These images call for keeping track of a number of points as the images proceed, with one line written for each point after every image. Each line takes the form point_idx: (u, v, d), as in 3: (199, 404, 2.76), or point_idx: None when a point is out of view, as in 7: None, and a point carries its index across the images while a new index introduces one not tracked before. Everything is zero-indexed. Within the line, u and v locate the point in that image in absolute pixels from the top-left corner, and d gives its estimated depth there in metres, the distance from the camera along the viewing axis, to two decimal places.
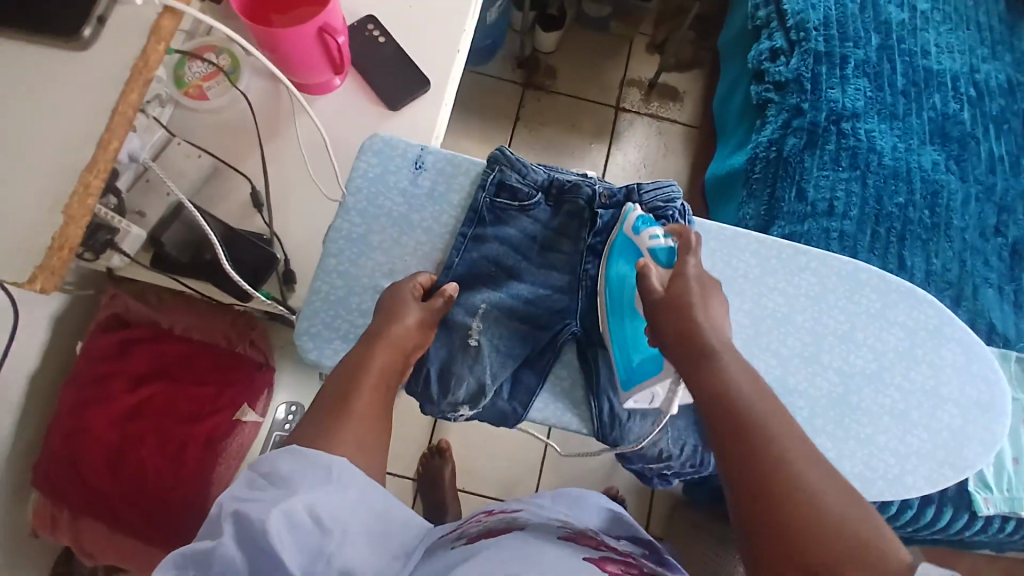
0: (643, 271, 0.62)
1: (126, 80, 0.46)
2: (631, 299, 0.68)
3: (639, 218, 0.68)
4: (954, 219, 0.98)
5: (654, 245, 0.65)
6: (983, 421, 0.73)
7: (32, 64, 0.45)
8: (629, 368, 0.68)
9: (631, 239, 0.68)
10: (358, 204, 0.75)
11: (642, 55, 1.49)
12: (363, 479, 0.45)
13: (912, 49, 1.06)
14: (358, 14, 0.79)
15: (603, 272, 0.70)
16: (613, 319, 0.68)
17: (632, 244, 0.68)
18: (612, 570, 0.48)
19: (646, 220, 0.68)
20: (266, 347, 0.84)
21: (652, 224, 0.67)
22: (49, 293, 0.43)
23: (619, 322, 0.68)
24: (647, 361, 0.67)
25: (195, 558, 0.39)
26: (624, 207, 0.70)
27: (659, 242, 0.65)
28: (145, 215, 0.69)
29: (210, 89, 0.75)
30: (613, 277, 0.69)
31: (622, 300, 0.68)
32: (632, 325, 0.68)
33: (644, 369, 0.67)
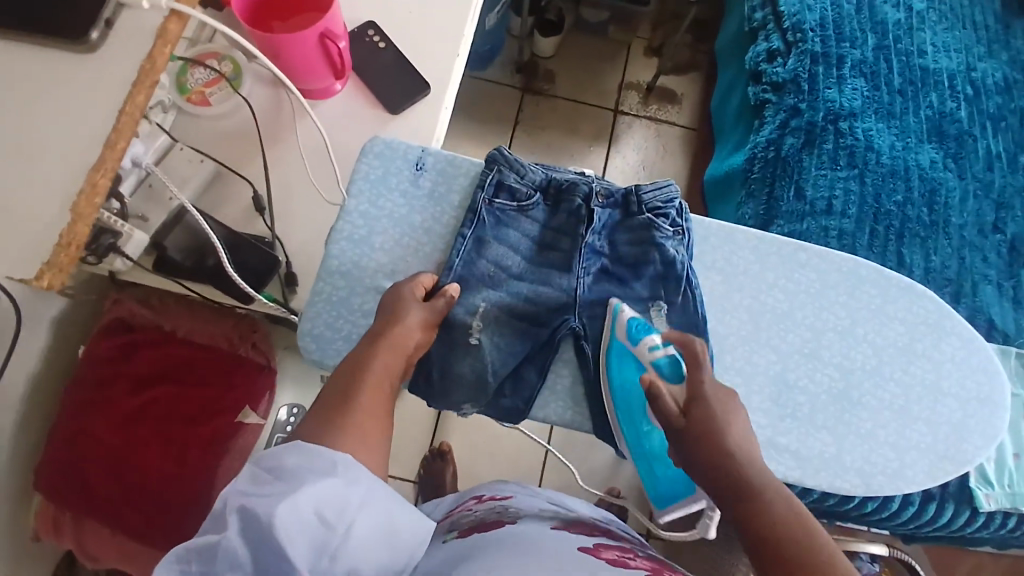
0: (653, 391, 0.62)
1: (134, 82, 0.51)
2: (641, 407, 0.70)
3: (632, 322, 0.69)
4: (952, 218, 0.98)
5: (656, 359, 0.66)
6: (983, 413, 0.73)
7: (52, 69, 0.51)
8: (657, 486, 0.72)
9: (629, 349, 0.68)
10: (360, 206, 0.75)
11: (640, 58, 1.50)
12: (370, 477, 0.45)
13: (908, 49, 1.07)
14: (357, 21, 0.80)
15: (608, 385, 0.69)
16: (629, 432, 0.70)
17: (631, 354, 0.69)
18: (608, 567, 0.50)
19: (642, 326, 0.68)
20: (267, 349, 0.86)
21: (649, 330, 0.68)
22: (53, 286, 0.48)
23: (634, 432, 0.70)
24: (674, 478, 0.71)
25: (200, 551, 0.40)
26: (612, 303, 0.71)
27: (660, 353, 0.67)
28: (148, 219, 0.70)
29: (213, 95, 0.75)
30: (617, 389, 0.69)
31: (635, 409, 0.70)
32: (649, 434, 0.70)
33: (673, 483, 0.71)
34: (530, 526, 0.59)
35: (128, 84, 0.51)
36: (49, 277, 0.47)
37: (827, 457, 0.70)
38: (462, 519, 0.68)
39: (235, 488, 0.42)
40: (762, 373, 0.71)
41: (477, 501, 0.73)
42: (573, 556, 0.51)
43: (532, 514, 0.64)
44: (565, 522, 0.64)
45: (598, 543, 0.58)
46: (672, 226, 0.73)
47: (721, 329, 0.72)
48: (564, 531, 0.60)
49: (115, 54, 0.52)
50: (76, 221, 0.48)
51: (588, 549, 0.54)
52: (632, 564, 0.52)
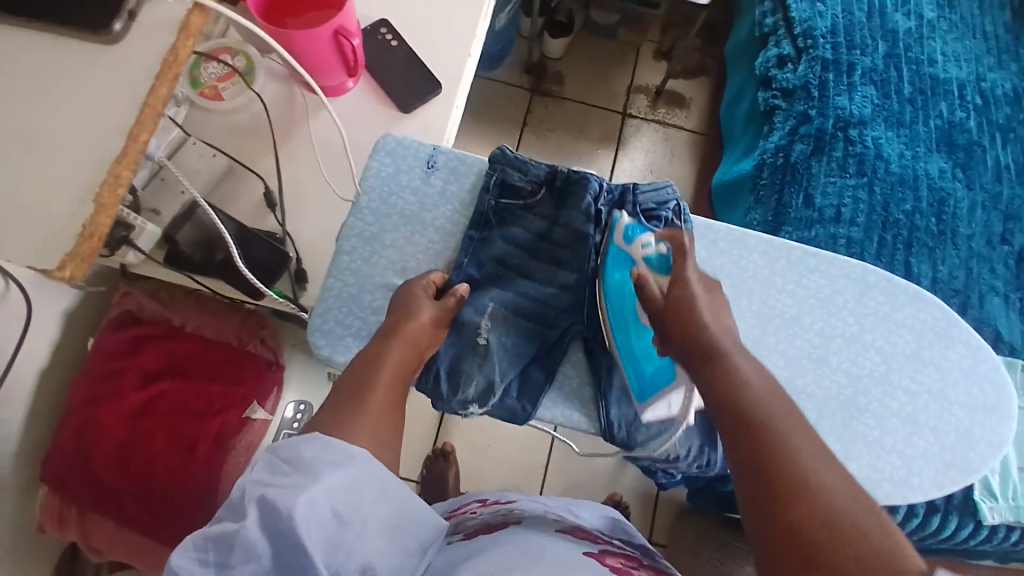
0: (641, 280, 0.65)
1: (158, 75, 0.52)
2: (633, 311, 0.70)
3: (628, 225, 0.70)
4: (960, 228, 0.98)
5: (647, 253, 0.68)
6: (989, 422, 0.73)
7: (79, 63, 0.51)
8: (641, 379, 0.69)
9: (624, 249, 0.70)
10: (372, 203, 0.76)
11: (649, 62, 1.51)
12: (385, 473, 0.46)
13: (919, 57, 1.07)
14: (371, 19, 0.80)
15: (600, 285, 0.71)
16: (618, 330, 0.69)
17: (626, 253, 0.70)
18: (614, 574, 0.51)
19: (636, 228, 0.70)
20: (275, 345, 0.85)
21: (643, 231, 0.70)
22: (74, 278, 0.48)
23: (621, 329, 0.69)
24: (659, 371, 0.69)
25: (218, 540, 0.40)
26: (612, 214, 0.72)
27: (652, 249, 0.68)
28: (159, 212, 0.71)
29: (226, 89, 0.76)
30: (611, 288, 0.71)
31: (625, 309, 0.70)
32: (638, 334, 0.70)
33: (656, 379, 0.68)
34: (535, 530, 0.59)
35: (150, 78, 0.52)
36: (71, 270, 0.48)
37: None
38: (467, 521, 0.68)
39: (252, 477, 0.42)
40: None
41: (480, 503, 0.73)
42: (578, 560, 0.51)
43: (535, 515, 0.65)
44: (569, 526, 0.64)
45: (603, 550, 0.58)
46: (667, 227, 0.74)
47: None
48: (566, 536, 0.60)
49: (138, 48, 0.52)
50: (98, 213, 0.48)
51: (593, 555, 0.54)
52: None
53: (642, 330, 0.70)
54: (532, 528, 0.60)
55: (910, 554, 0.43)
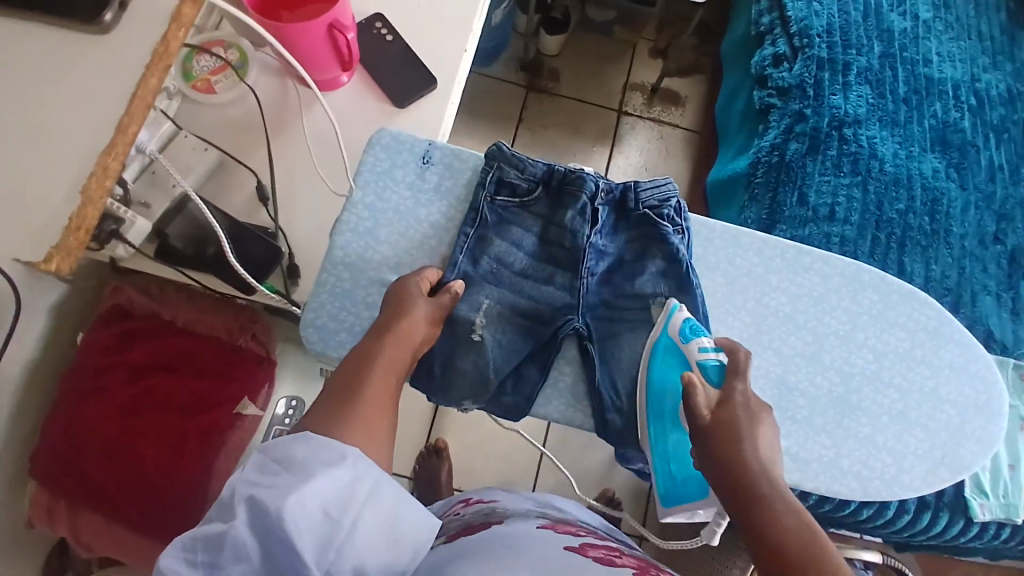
0: (688, 388, 0.61)
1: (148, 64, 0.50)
2: (674, 411, 0.67)
3: (685, 324, 0.67)
4: (953, 227, 0.99)
5: (704, 360, 0.65)
6: (981, 420, 0.73)
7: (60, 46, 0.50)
8: (671, 484, 0.68)
9: (677, 346, 0.67)
10: (367, 198, 0.75)
11: (645, 60, 1.50)
12: (378, 472, 0.45)
13: (914, 57, 1.07)
14: (366, 14, 0.79)
15: (645, 375, 0.69)
16: (654, 425, 0.68)
17: (679, 351, 0.67)
18: (594, 563, 0.50)
19: (693, 328, 0.67)
20: (267, 340, 0.85)
21: (700, 333, 0.67)
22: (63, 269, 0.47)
23: (659, 428, 0.68)
24: (689, 481, 0.67)
25: (207, 540, 0.40)
26: (669, 302, 0.69)
27: (709, 356, 0.65)
28: (151, 207, 0.69)
29: (218, 83, 0.75)
30: (654, 386, 0.68)
31: (666, 409, 0.68)
32: (674, 436, 0.67)
33: (687, 488, 0.67)
34: (519, 523, 0.59)
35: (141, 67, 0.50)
36: (58, 261, 0.47)
37: (826, 461, 0.70)
38: (450, 523, 0.69)
39: (242, 476, 0.42)
40: (763, 376, 0.71)
41: (464, 504, 0.74)
42: (560, 553, 0.51)
43: (519, 513, 0.65)
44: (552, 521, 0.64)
45: (584, 542, 0.58)
46: (667, 225, 0.72)
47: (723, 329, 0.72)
48: (548, 530, 0.60)
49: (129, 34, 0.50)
50: (86, 205, 0.47)
51: (574, 548, 0.54)
52: (618, 562, 0.52)
53: (681, 430, 0.67)
54: (514, 522, 0.59)
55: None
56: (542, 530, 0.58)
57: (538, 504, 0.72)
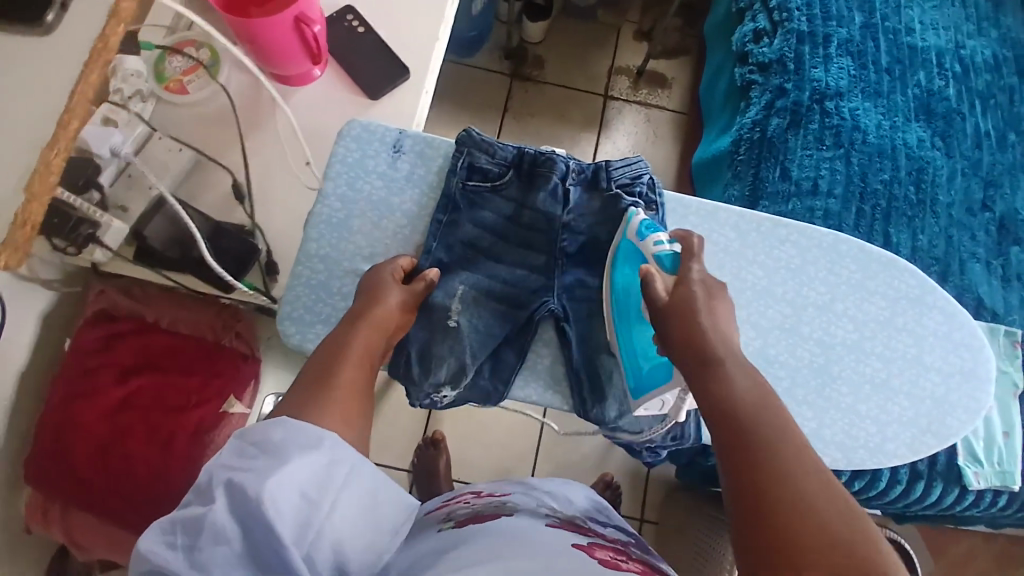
0: (645, 278, 0.63)
1: None
2: (639, 305, 0.68)
3: (643, 223, 0.68)
4: (939, 196, 0.98)
5: (658, 252, 0.65)
6: (966, 387, 0.73)
7: None
8: (638, 376, 0.68)
9: (635, 244, 0.68)
10: (338, 189, 0.75)
11: (629, 43, 1.49)
12: (354, 454, 0.46)
13: (896, 27, 1.06)
14: (336, 6, 0.79)
15: (609, 275, 0.70)
16: (621, 324, 0.68)
17: (637, 249, 0.68)
18: (604, 568, 0.49)
19: (650, 225, 0.68)
20: (251, 338, 0.85)
21: (657, 229, 0.67)
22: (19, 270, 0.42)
23: (625, 322, 0.68)
24: (657, 369, 0.67)
25: (186, 524, 0.39)
26: (628, 211, 0.70)
27: (664, 248, 0.66)
28: (128, 209, 0.70)
29: (190, 83, 0.75)
30: (618, 283, 0.69)
31: (630, 305, 0.68)
32: (641, 331, 0.68)
33: (654, 376, 0.66)
34: (525, 520, 0.58)
35: None
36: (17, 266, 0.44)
37: (809, 433, 0.70)
38: (457, 510, 0.67)
39: (220, 460, 0.42)
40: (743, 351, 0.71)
41: (475, 494, 0.72)
42: (563, 552, 0.50)
43: (527, 509, 0.64)
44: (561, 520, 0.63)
45: (592, 544, 0.57)
46: (639, 202, 0.73)
47: None
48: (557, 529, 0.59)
49: None
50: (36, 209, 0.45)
51: (584, 551, 0.53)
52: (624, 567, 0.51)
53: (647, 325, 0.68)
54: (523, 519, 0.59)
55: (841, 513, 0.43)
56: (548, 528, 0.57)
57: (547, 497, 0.71)
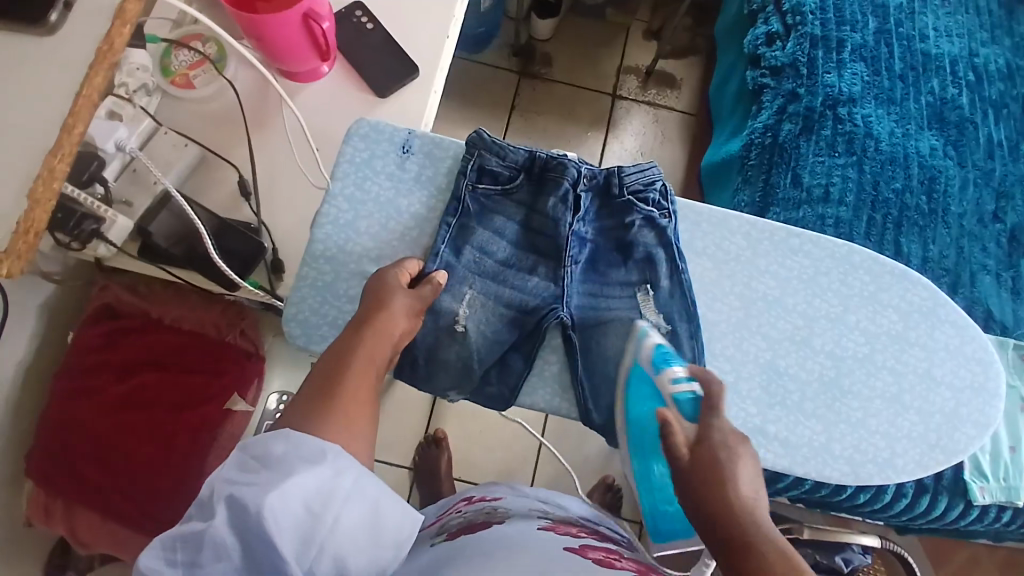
0: (665, 425, 0.59)
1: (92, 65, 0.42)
2: (654, 437, 0.69)
3: (656, 353, 0.66)
4: (951, 206, 0.97)
5: (677, 393, 0.63)
6: (977, 403, 0.72)
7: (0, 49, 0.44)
8: (660, 518, 0.74)
9: (651, 375, 0.66)
10: (346, 189, 0.74)
11: (639, 42, 1.48)
12: (357, 465, 0.44)
13: (910, 33, 1.04)
14: (345, 2, 0.78)
15: (623, 410, 0.69)
16: (639, 459, 0.72)
17: (652, 382, 0.66)
18: (595, 566, 0.49)
19: (665, 358, 0.66)
20: (256, 336, 0.83)
21: (673, 363, 0.65)
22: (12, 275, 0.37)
23: (641, 458, 0.72)
24: (677, 516, 0.72)
25: (186, 539, 0.39)
26: (640, 327, 0.69)
27: (683, 389, 0.64)
28: (132, 205, 0.70)
29: (197, 77, 0.74)
30: (632, 418, 0.69)
31: (647, 439, 0.70)
32: (656, 466, 0.70)
33: (672, 517, 0.72)
34: (517, 525, 0.58)
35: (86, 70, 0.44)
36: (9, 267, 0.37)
37: (817, 447, 0.69)
38: (451, 521, 0.68)
39: (222, 475, 0.41)
40: (752, 361, 0.71)
41: (467, 501, 0.73)
42: (559, 555, 0.50)
43: (520, 513, 0.64)
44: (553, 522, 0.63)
45: (584, 543, 0.57)
46: (650, 209, 0.72)
47: (709, 313, 0.71)
48: (549, 531, 0.58)
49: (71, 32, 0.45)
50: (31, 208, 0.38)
51: (573, 549, 0.53)
52: (618, 564, 0.51)
53: (659, 460, 0.69)
54: (516, 525, 0.59)
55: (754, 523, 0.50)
56: (542, 532, 0.57)
57: (541, 501, 0.71)
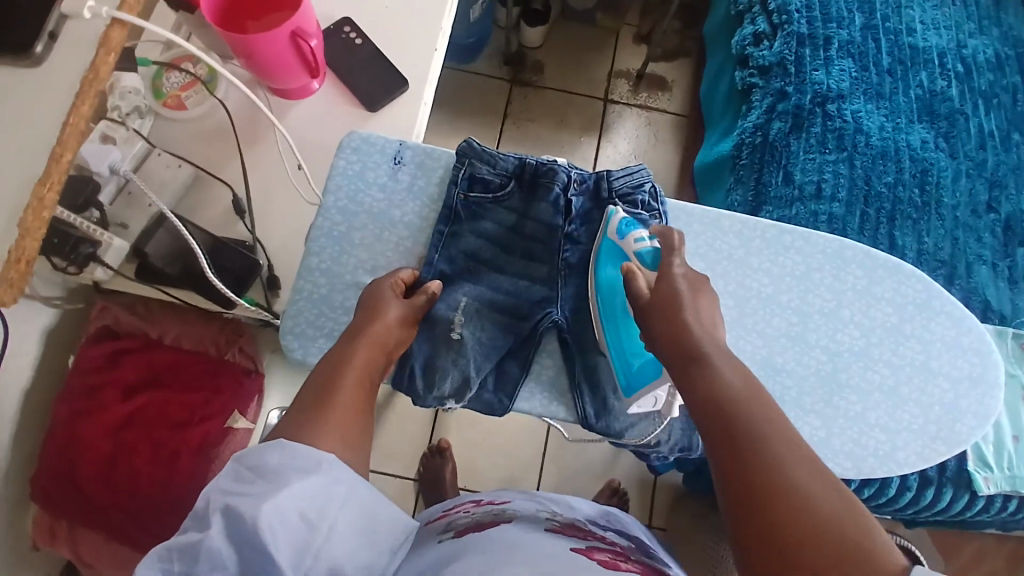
0: (627, 275, 0.64)
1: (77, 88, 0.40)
2: (623, 305, 0.69)
3: (622, 220, 0.69)
4: (944, 198, 0.97)
5: (639, 248, 0.66)
6: (976, 393, 0.72)
7: None
8: (628, 373, 0.68)
9: (616, 243, 0.69)
10: (340, 201, 0.75)
11: (629, 46, 1.49)
12: (355, 477, 0.45)
13: (897, 27, 1.05)
14: (333, 19, 0.79)
15: (593, 275, 0.70)
16: (607, 323, 0.69)
17: (618, 247, 0.69)
18: (600, 568, 0.49)
19: (630, 222, 0.68)
20: (254, 352, 0.84)
21: (637, 226, 0.68)
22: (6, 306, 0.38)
23: (613, 325, 0.69)
24: (646, 366, 0.67)
25: (180, 550, 0.39)
26: (607, 210, 0.71)
27: (644, 244, 0.67)
28: (128, 226, 0.70)
29: (189, 98, 0.75)
30: (603, 284, 0.70)
31: (615, 303, 0.69)
32: (627, 331, 0.68)
33: (643, 374, 0.67)
34: (524, 528, 0.58)
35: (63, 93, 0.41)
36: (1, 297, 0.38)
37: (818, 442, 0.69)
38: (458, 520, 0.68)
39: (218, 485, 0.41)
40: (749, 359, 0.71)
41: (475, 503, 0.72)
42: (563, 557, 0.50)
43: (528, 515, 0.64)
44: (561, 524, 0.63)
45: (591, 546, 0.57)
46: (642, 210, 0.72)
47: None
48: (556, 534, 0.58)
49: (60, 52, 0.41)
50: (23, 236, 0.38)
51: (580, 551, 0.53)
52: (623, 567, 0.52)
53: (632, 326, 0.68)
54: (522, 526, 0.59)
55: (775, 429, 0.48)
56: (547, 535, 0.57)
57: (546, 504, 0.71)
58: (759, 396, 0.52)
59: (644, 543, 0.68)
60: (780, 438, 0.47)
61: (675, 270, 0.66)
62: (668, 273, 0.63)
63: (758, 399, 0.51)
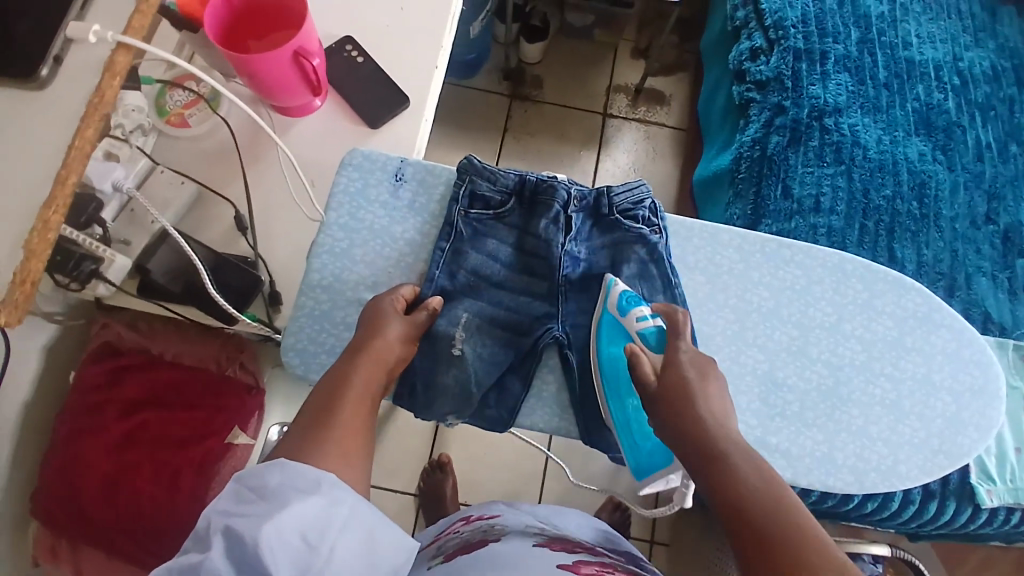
0: (635, 359, 0.63)
1: (82, 109, 0.40)
2: (627, 380, 0.68)
3: (624, 294, 0.68)
4: (943, 210, 0.97)
5: (643, 329, 0.66)
6: (977, 406, 0.72)
7: None
8: (638, 456, 0.68)
9: (619, 321, 0.68)
10: (341, 218, 0.75)
11: (627, 60, 1.50)
12: (356, 497, 0.45)
13: (893, 41, 1.06)
14: (335, 37, 0.80)
15: (595, 351, 0.69)
16: (613, 405, 0.68)
17: (620, 325, 0.68)
18: None
19: (631, 298, 0.68)
20: (255, 368, 0.84)
21: (638, 301, 0.68)
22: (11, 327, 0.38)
23: (618, 403, 0.68)
24: (655, 450, 0.68)
25: (181, 571, 0.39)
26: (606, 277, 0.70)
27: (648, 324, 0.66)
28: (131, 243, 0.71)
29: (192, 116, 0.76)
30: (606, 361, 0.68)
31: (620, 379, 0.68)
32: (632, 408, 0.68)
33: (653, 458, 0.68)
34: (513, 545, 0.58)
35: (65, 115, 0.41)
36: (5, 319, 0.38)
37: (820, 457, 0.69)
38: (449, 542, 0.68)
39: (218, 506, 0.42)
40: (750, 373, 0.71)
41: (464, 521, 0.72)
42: None
43: (517, 530, 0.64)
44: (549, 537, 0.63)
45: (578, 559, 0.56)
46: (641, 226, 0.73)
47: (706, 327, 0.71)
48: (543, 548, 0.58)
49: (64, 74, 0.41)
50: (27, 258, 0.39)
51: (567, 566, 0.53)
52: None
53: (635, 402, 0.68)
54: (509, 543, 0.59)
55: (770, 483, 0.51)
56: (537, 549, 0.57)
57: (538, 518, 0.70)
58: (783, 494, 0.50)
59: (635, 554, 0.68)
60: (814, 545, 0.45)
61: (671, 322, 0.66)
62: (675, 359, 0.62)
63: (767, 480, 0.52)
